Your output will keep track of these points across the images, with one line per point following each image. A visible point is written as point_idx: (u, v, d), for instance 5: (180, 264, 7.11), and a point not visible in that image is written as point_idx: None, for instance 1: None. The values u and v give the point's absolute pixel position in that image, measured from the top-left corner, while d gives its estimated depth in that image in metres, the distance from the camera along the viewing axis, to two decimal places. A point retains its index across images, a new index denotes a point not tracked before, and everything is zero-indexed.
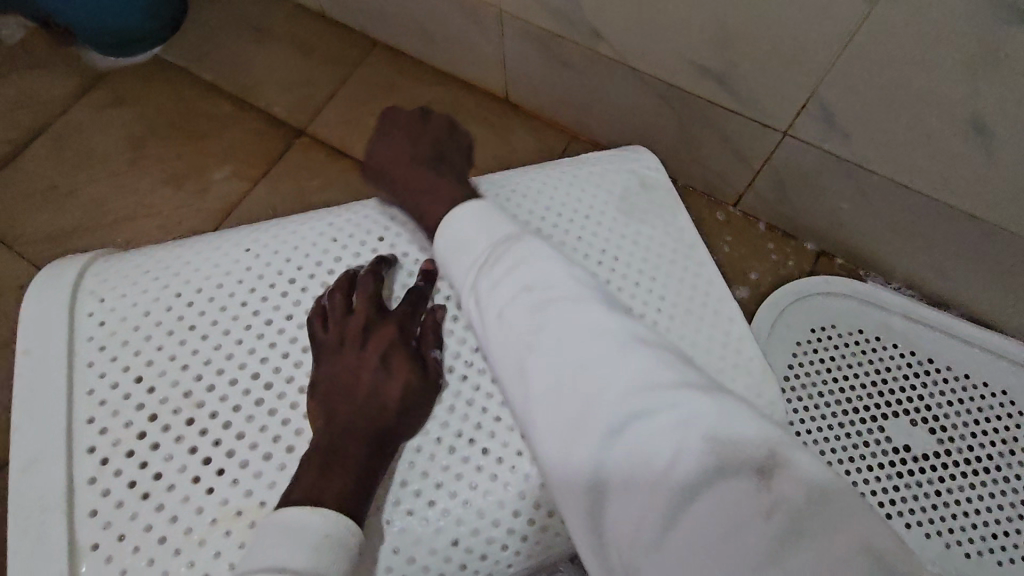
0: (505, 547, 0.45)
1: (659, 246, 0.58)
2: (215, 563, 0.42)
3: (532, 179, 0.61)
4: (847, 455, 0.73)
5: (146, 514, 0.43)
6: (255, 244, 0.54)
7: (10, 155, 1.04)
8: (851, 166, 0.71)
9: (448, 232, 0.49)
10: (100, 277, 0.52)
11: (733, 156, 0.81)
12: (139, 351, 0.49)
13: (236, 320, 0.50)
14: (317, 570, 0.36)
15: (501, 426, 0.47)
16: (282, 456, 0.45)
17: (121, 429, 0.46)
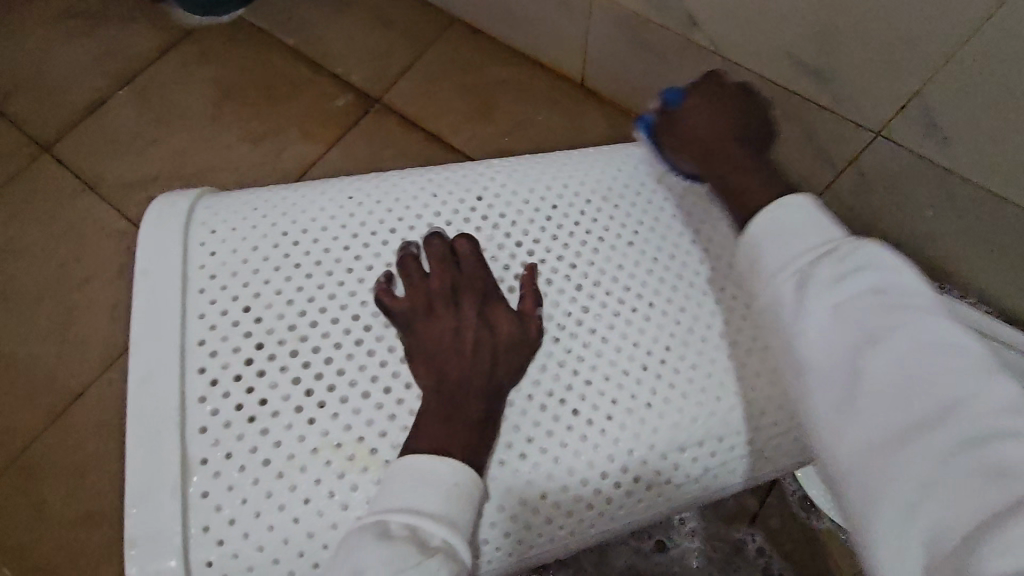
0: (591, 505, 0.47)
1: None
2: (315, 489, 0.44)
3: (628, 153, 0.60)
4: None
5: (251, 437, 0.45)
6: (358, 192, 0.55)
7: (97, 101, 1.06)
8: (944, 172, 0.70)
9: (763, 218, 0.49)
10: (210, 209, 0.54)
11: (817, 155, 0.80)
12: (247, 283, 0.50)
13: (340, 263, 0.52)
14: (449, 513, 0.40)
15: (592, 390, 0.48)
16: (380, 396, 0.47)
17: (230, 354, 0.48)
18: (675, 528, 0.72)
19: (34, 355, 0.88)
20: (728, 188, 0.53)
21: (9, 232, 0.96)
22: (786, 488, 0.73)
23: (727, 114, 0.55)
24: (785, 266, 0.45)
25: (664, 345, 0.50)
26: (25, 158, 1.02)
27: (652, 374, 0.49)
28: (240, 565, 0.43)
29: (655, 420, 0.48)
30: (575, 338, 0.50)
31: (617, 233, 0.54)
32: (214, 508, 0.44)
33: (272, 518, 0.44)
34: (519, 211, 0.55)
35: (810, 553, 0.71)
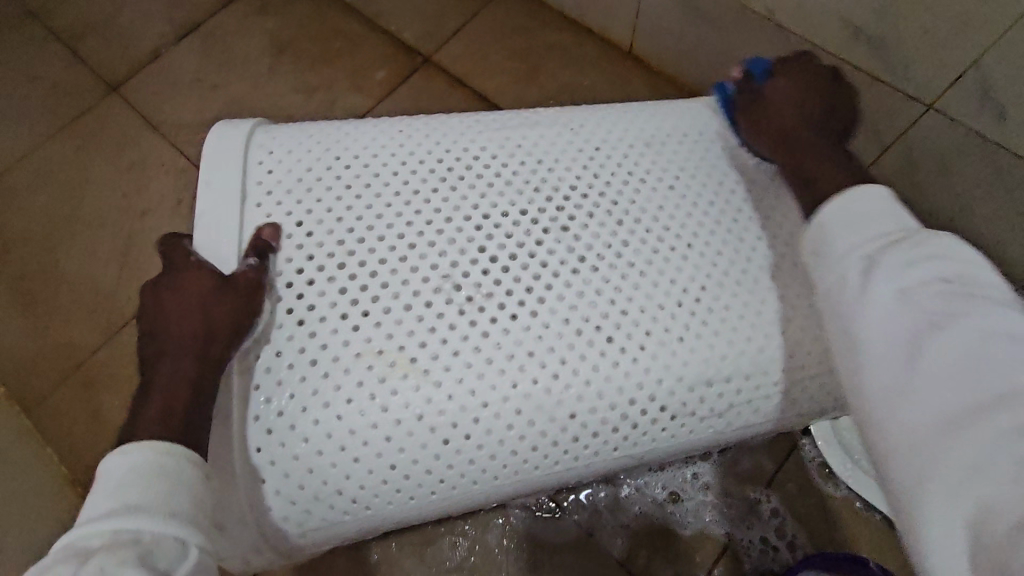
0: (615, 429, 0.49)
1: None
2: (358, 390, 0.46)
3: (671, 110, 0.60)
4: None
5: (301, 338, 0.47)
6: (407, 129, 0.57)
7: (162, 46, 1.11)
8: (995, 149, 0.69)
9: (845, 201, 0.46)
10: (269, 134, 0.56)
11: (866, 130, 0.79)
12: (300, 200, 0.53)
13: (386, 188, 0.53)
14: (146, 502, 0.37)
15: (626, 320, 0.50)
16: (421, 308, 0.48)
17: (283, 264, 0.50)
18: (688, 482, 0.74)
19: (97, 279, 0.94)
20: (794, 169, 0.54)
21: (77, 164, 1.02)
22: (804, 454, 0.74)
23: (807, 92, 0.56)
24: (855, 249, 0.43)
25: (700, 284, 0.51)
26: (95, 96, 1.08)
27: (686, 311, 0.50)
28: (287, 454, 0.46)
29: (685, 353, 0.50)
30: (610, 268, 0.51)
31: (658, 178, 0.56)
32: (265, 400, 0.46)
33: (317, 413, 0.46)
34: (560, 158, 0.56)
35: (823, 518, 0.72)
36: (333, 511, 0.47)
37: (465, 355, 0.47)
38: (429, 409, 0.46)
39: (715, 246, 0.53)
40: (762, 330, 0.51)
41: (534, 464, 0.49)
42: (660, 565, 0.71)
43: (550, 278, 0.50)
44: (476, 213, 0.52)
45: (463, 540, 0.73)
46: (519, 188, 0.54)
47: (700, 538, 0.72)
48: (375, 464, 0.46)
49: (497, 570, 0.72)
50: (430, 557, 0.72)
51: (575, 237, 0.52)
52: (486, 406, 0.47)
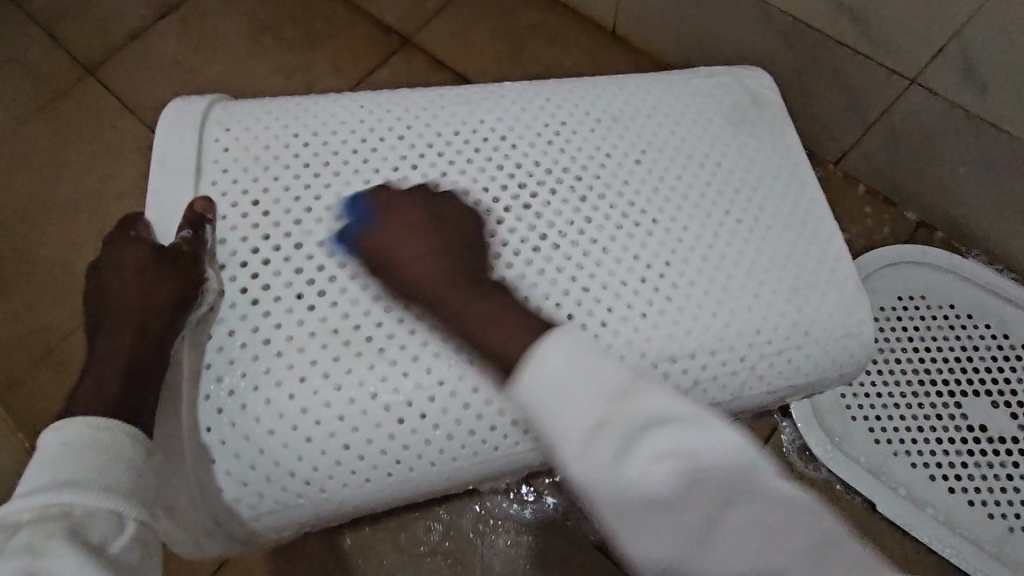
0: None
1: (764, 158, 0.56)
2: (312, 369, 0.45)
3: (643, 82, 0.59)
4: (916, 424, 0.71)
5: (255, 317, 0.46)
6: (369, 104, 0.54)
7: (138, 28, 1.09)
8: (980, 124, 0.67)
9: (539, 369, 0.37)
10: (227, 109, 0.53)
11: (849, 107, 0.77)
12: (256, 178, 0.50)
13: (345, 166, 0.51)
14: (85, 476, 0.36)
15: (588, 296, 0.48)
16: (377, 289, 0.47)
17: (236, 241, 0.48)
18: None
19: (71, 262, 0.92)
20: (458, 330, 0.43)
21: (51, 147, 1.01)
22: (783, 437, 0.73)
23: (448, 242, 0.46)
24: (572, 444, 0.35)
25: (665, 261, 0.50)
26: (70, 79, 1.06)
27: (651, 288, 0.49)
28: (239, 434, 0.44)
29: (649, 330, 0.48)
30: (575, 246, 0.49)
31: (625, 152, 0.54)
32: (216, 379, 0.45)
33: (269, 393, 0.44)
34: (524, 134, 0.54)
35: None
36: (285, 494, 0.45)
37: (421, 333, 0.46)
38: (384, 388, 0.45)
39: (683, 221, 0.52)
40: (732, 307, 0.49)
41: (494, 446, 0.46)
42: None
43: (511, 256, 0.48)
44: (436, 191, 0.50)
45: (438, 525, 0.72)
46: (482, 166, 0.52)
47: None
48: (328, 445, 0.44)
49: (472, 554, 0.71)
50: (404, 541, 0.71)
51: (537, 215, 0.50)
52: (441, 384, 0.45)
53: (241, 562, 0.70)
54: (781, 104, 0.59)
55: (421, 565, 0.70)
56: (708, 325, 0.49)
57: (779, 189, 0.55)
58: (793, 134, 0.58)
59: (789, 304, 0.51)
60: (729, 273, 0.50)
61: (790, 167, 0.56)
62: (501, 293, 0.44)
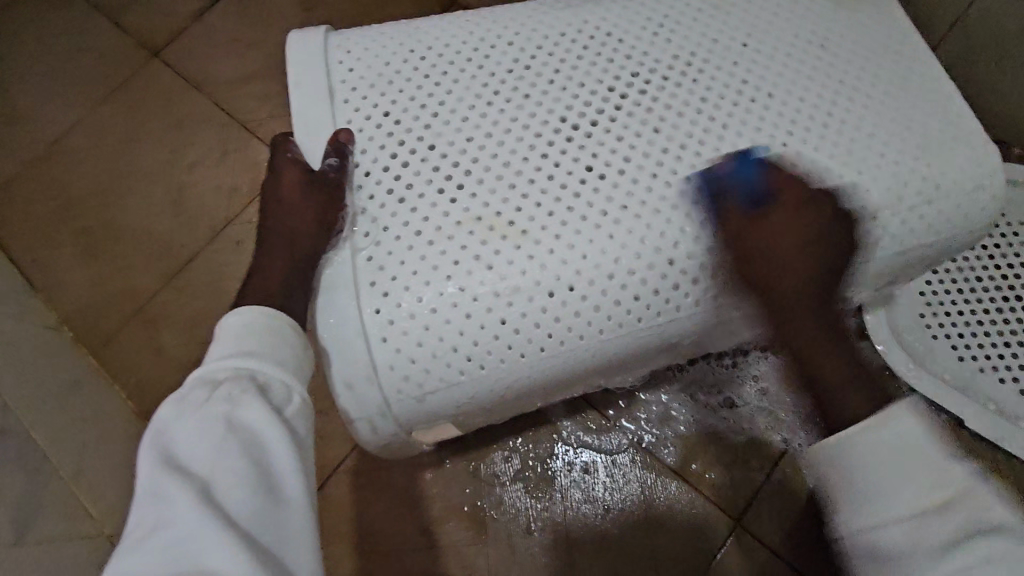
0: (716, 275, 0.49)
1: (863, 45, 0.55)
2: (463, 253, 0.48)
3: None
4: (1002, 339, 0.69)
5: (404, 212, 0.49)
6: (471, 20, 0.57)
7: (198, 10, 1.13)
8: None
9: (875, 426, 0.41)
10: (345, 35, 0.56)
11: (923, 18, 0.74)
12: (383, 92, 0.53)
13: (463, 73, 0.54)
14: (262, 352, 0.41)
15: (717, 169, 0.50)
16: (513, 178, 0.50)
17: (375, 150, 0.52)
18: (746, 387, 0.72)
19: (155, 227, 0.98)
20: (781, 333, 0.49)
21: (128, 125, 1.06)
22: (863, 359, 0.71)
23: (811, 264, 0.48)
24: (877, 499, 0.39)
25: (785, 132, 0.51)
26: (137, 61, 1.10)
27: (777, 156, 0.50)
28: (405, 314, 0.47)
29: (779, 196, 0.49)
30: (697, 123, 0.51)
31: (731, 38, 0.54)
32: (378, 268, 0.48)
33: (427, 277, 0.47)
34: (628, 30, 0.55)
35: None
36: (449, 371, 0.48)
37: (559, 214, 0.49)
38: (532, 266, 0.48)
39: (785, 113, 0.51)
40: (851, 184, 0.50)
41: (638, 318, 0.49)
42: (715, 471, 0.70)
43: (635, 138, 0.51)
44: (552, 88, 0.53)
45: (517, 455, 0.73)
46: (593, 60, 0.54)
47: (755, 443, 0.70)
48: (488, 320, 0.47)
49: (551, 481, 0.72)
50: (484, 471, 0.73)
51: (652, 100, 0.52)
52: (586, 259, 0.48)
53: (333, 491, 0.73)
54: None
55: (502, 492, 0.72)
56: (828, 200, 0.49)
57: (887, 71, 0.54)
58: (888, 20, 0.57)
59: (892, 193, 0.50)
60: (839, 154, 0.50)
61: (895, 45, 0.55)
62: (842, 331, 0.49)
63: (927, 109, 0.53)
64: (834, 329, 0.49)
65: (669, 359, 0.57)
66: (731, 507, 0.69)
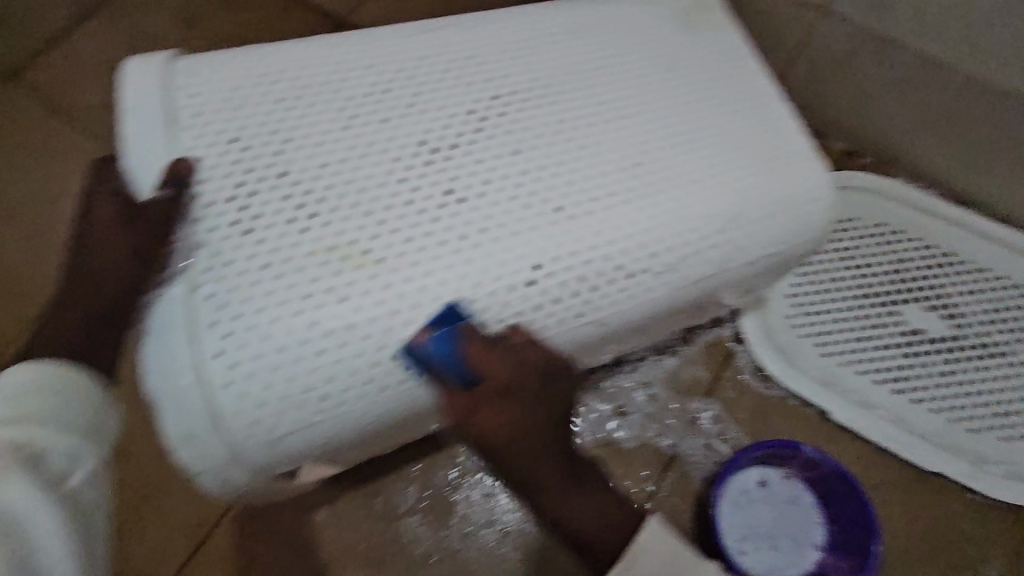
0: (575, 293, 0.50)
1: (703, 74, 0.59)
2: (314, 286, 0.46)
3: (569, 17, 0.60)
4: (860, 335, 0.74)
5: (249, 246, 0.47)
6: (331, 45, 0.55)
7: None
8: (890, 43, 0.71)
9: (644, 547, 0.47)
10: (192, 59, 0.53)
11: (774, 43, 0.80)
12: (230, 118, 0.51)
13: (318, 98, 0.52)
14: (48, 416, 0.40)
15: (573, 189, 0.51)
16: (368, 205, 0.49)
17: (219, 178, 0.49)
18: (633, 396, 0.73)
19: None
20: (513, 479, 0.50)
21: None
22: (739, 362, 0.75)
23: (535, 414, 0.48)
24: None
25: (635, 152, 0.53)
26: None
27: (631, 174, 0.52)
28: (251, 354, 0.45)
29: (633, 213, 0.51)
30: (555, 144, 0.53)
31: (583, 62, 0.57)
32: (219, 306, 0.45)
33: (275, 312, 0.45)
34: (486, 55, 0.56)
35: (762, 419, 0.73)
36: (304, 411, 0.46)
37: (418, 240, 0.48)
38: (390, 295, 0.46)
39: (632, 137, 0.54)
40: (697, 198, 0.52)
41: (502, 339, 0.49)
42: (608, 482, 0.71)
43: (494, 160, 0.51)
44: (411, 111, 0.52)
45: (412, 486, 0.71)
46: (452, 84, 0.54)
47: (645, 452, 0.72)
48: (341, 355, 0.46)
49: (452, 509, 0.71)
50: (380, 506, 0.71)
51: (512, 123, 0.53)
52: (442, 284, 0.47)
53: (218, 541, 0.69)
54: (721, 16, 0.62)
55: (398, 526, 0.70)
56: (674, 218, 0.52)
57: (726, 93, 0.58)
58: (727, 50, 0.61)
59: (728, 211, 0.53)
60: (682, 174, 0.53)
61: (735, 67, 0.60)
62: (574, 454, 0.51)
63: (759, 129, 0.57)
64: (572, 453, 0.51)
65: (547, 373, 0.58)
66: (626, 517, 0.70)
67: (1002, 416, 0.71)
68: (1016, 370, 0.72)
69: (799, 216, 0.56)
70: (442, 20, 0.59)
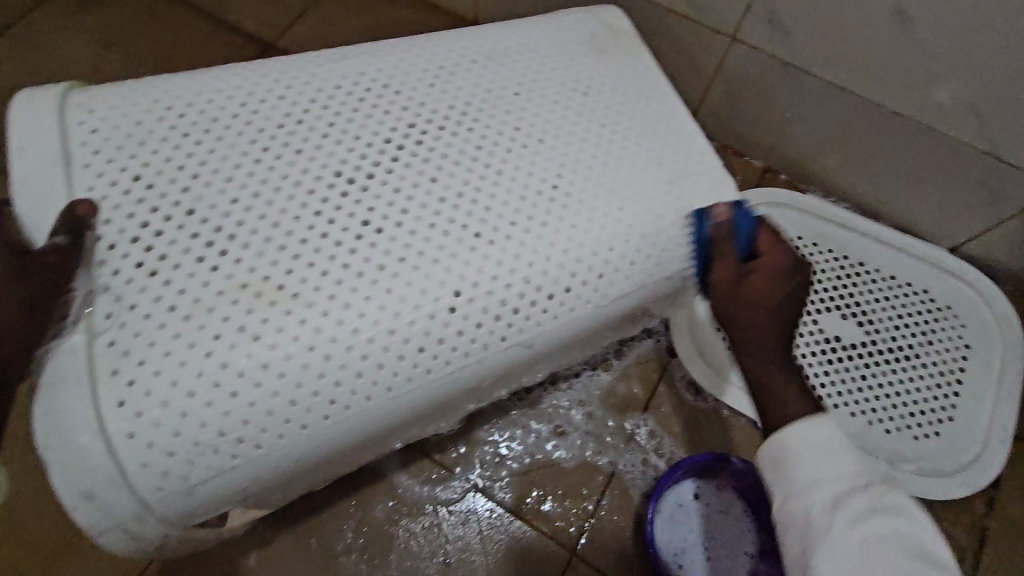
0: (497, 318, 0.50)
1: (619, 102, 0.60)
2: (226, 325, 0.45)
3: (486, 47, 0.61)
4: None
5: (155, 287, 0.46)
6: (239, 76, 0.54)
7: None
8: (793, 71, 0.75)
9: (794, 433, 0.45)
10: (88, 93, 0.51)
11: (690, 69, 0.83)
12: (134, 155, 0.50)
13: (228, 130, 0.52)
14: None
15: (490, 216, 0.51)
16: (281, 240, 0.48)
17: (125, 220, 0.48)
18: (571, 414, 0.75)
19: None
20: (750, 372, 0.52)
21: None
22: (674, 375, 0.77)
23: (788, 299, 0.51)
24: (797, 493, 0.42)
25: (555, 174, 0.54)
26: None
27: (547, 199, 0.53)
28: (156, 402, 0.43)
29: (551, 236, 0.52)
30: (472, 170, 0.53)
31: (503, 86, 0.58)
32: (121, 353, 0.44)
33: (183, 355, 0.44)
34: (403, 85, 0.56)
35: (697, 430, 0.75)
36: (218, 457, 0.45)
37: (333, 273, 0.47)
38: (304, 330, 0.46)
39: (549, 164, 0.55)
40: (615, 222, 0.54)
41: (425, 368, 0.48)
42: (547, 503, 0.71)
43: (410, 189, 0.51)
44: (326, 142, 0.52)
45: (350, 522, 0.70)
46: (367, 113, 0.54)
47: (583, 471, 0.72)
48: (255, 396, 0.45)
49: (390, 544, 0.69)
50: (316, 544, 0.69)
51: (428, 151, 0.53)
52: (360, 316, 0.47)
53: None
54: (635, 45, 0.64)
55: (336, 565, 0.68)
56: (591, 240, 0.53)
57: (641, 120, 0.60)
58: (640, 78, 0.62)
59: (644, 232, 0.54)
60: (597, 200, 0.54)
61: (651, 90, 0.62)
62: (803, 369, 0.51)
63: (670, 154, 0.59)
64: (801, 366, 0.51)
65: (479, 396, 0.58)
66: (566, 538, 0.70)
67: (915, 416, 0.75)
68: (926, 372, 0.77)
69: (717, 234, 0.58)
70: (357, 50, 0.58)
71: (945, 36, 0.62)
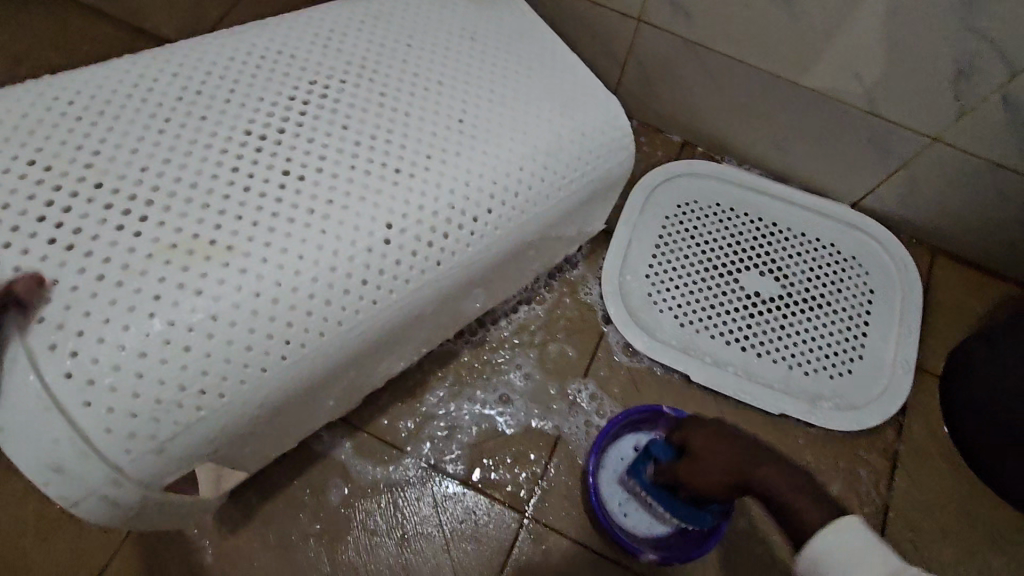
0: (430, 243, 0.55)
1: (532, 79, 0.64)
2: (164, 284, 0.47)
3: (400, 32, 0.63)
4: (709, 304, 0.83)
5: (76, 261, 0.46)
6: (132, 65, 0.57)
7: None
8: (693, 48, 0.80)
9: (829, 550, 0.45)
10: None
11: (604, 52, 0.88)
12: (24, 142, 0.51)
13: (123, 109, 0.54)
14: None
15: (405, 160, 0.55)
16: (203, 197, 0.50)
17: (28, 202, 0.48)
18: (514, 382, 0.78)
19: None
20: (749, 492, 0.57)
21: None
22: (609, 340, 0.81)
23: (709, 440, 0.59)
24: None
25: (458, 111, 0.59)
26: None
27: (455, 131, 0.58)
28: (103, 368, 0.44)
29: (463, 162, 0.57)
30: (383, 112, 0.57)
31: (394, 40, 0.62)
32: (55, 326, 0.44)
33: (122, 319, 0.45)
34: (319, 64, 0.59)
35: (634, 390, 0.79)
36: (182, 411, 0.47)
37: (264, 221, 0.50)
38: (247, 279, 0.48)
39: (457, 116, 0.59)
40: None
41: (372, 300, 0.53)
42: (495, 472, 0.74)
43: (325, 136, 0.55)
44: (230, 106, 0.55)
45: (305, 510, 0.71)
46: (269, 75, 0.58)
47: (531, 436, 0.75)
48: (209, 346, 0.47)
49: (347, 530, 0.70)
50: (274, 537, 0.70)
51: (335, 102, 0.57)
52: (298, 257, 0.50)
53: None
54: (542, 28, 0.69)
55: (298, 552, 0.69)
56: (502, 168, 0.58)
57: (552, 95, 0.63)
58: (550, 58, 0.67)
59: (546, 173, 0.61)
60: (508, 158, 0.59)
61: (561, 67, 0.66)
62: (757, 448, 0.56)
63: (580, 126, 0.63)
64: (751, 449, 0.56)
65: (425, 329, 0.62)
66: (519, 501, 0.73)
67: (834, 357, 0.81)
68: (840, 313, 0.84)
69: (609, 168, 0.66)
70: (270, 43, 0.60)
71: (823, 10, 0.68)
